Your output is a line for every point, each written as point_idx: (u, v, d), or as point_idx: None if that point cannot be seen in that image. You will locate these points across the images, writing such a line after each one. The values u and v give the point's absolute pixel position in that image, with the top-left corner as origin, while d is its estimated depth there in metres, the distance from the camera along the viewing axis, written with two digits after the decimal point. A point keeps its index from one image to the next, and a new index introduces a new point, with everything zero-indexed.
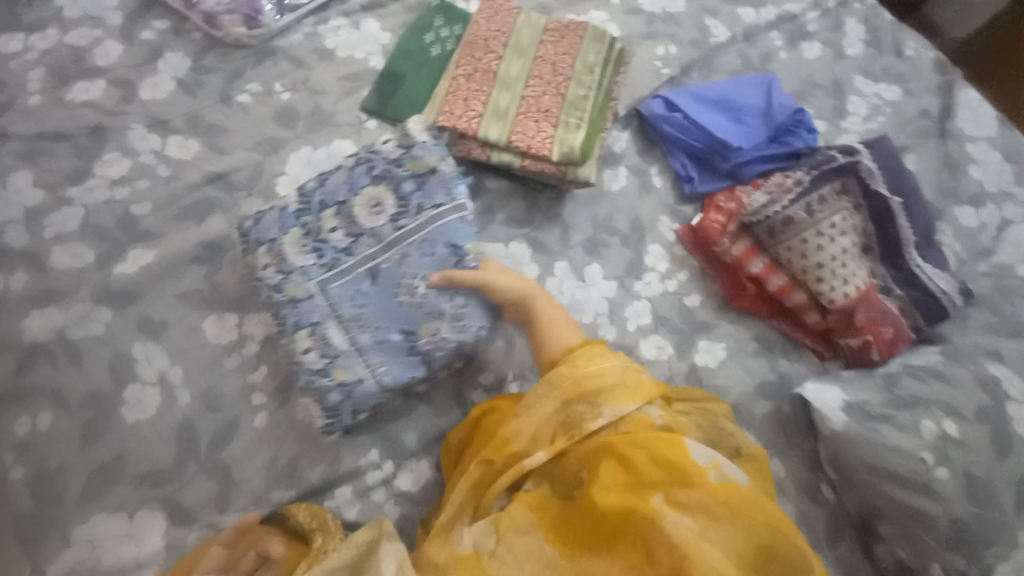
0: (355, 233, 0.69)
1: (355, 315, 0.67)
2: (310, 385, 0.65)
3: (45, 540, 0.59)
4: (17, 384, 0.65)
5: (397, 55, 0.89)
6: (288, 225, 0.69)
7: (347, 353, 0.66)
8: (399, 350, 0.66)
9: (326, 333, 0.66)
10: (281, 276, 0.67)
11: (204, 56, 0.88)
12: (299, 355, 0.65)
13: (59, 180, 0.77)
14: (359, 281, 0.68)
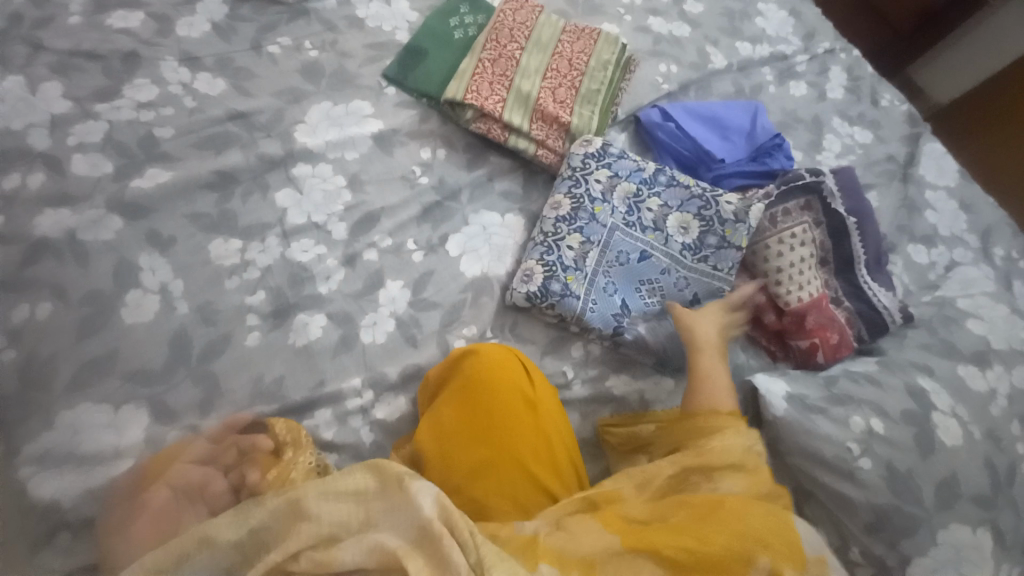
0: (661, 228, 0.83)
1: (607, 261, 0.81)
2: (548, 272, 0.79)
3: (27, 421, 0.61)
4: (21, 273, 0.67)
5: (422, 32, 0.96)
6: (637, 184, 0.85)
7: (581, 276, 0.80)
8: (611, 307, 0.79)
9: (587, 252, 0.81)
10: (595, 196, 0.84)
11: (241, 6, 0.94)
12: (551, 253, 0.80)
13: (87, 95, 0.80)
14: (622, 239, 0.82)
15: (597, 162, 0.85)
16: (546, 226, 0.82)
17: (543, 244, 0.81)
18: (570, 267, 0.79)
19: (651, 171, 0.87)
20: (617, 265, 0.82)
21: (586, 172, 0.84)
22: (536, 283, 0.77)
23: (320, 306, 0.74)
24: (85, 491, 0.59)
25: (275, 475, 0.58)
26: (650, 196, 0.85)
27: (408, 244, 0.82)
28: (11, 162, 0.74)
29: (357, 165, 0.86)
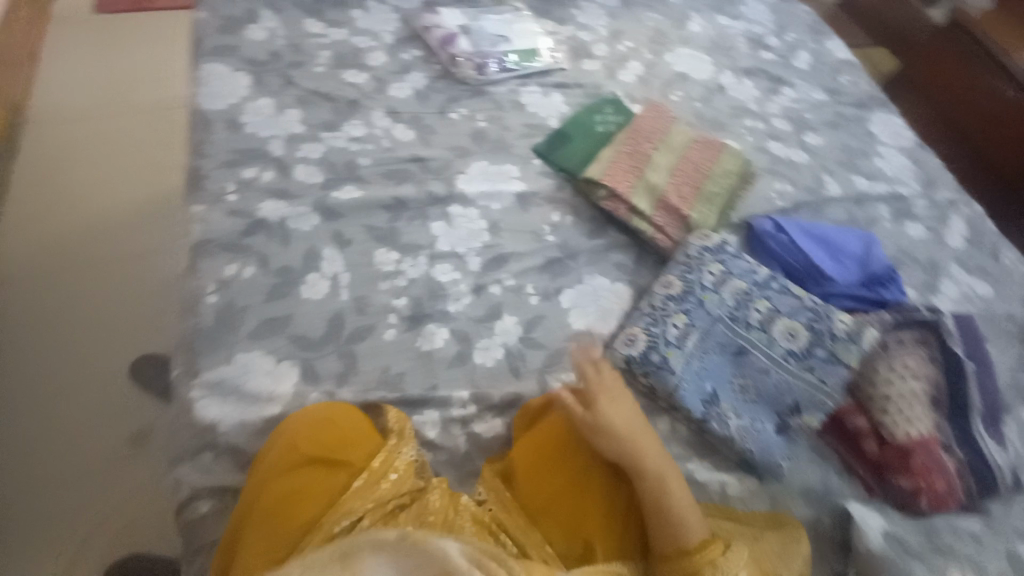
0: (766, 329, 0.85)
1: (706, 349, 0.84)
2: (649, 344, 0.83)
3: (212, 353, 0.76)
4: (240, 240, 0.87)
5: (571, 122, 1.14)
6: (749, 283, 0.89)
7: (680, 356, 0.83)
8: (703, 393, 0.81)
9: (689, 334, 0.84)
10: (705, 285, 0.89)
11: (437, 80, 1.19)
12: (654, 328, 0.85)
13: (317, 124, 1.05)
14: (724, 331, 0.85)
15: (712, 256, 0.92)
16: (654, 301, 0.88)
17: (649, 318, 0.86)
18: (672, 343, 0.83)
19: (764, 274, 0.90)
20: (715, 354, 0.84)
21: (701, 262, 0.91)
22: (637, 348, 0.83)
23: (446, 321, 0.85)
24: (238, 422, 0.71)
25: (380, 465, 0.65)
26: (760, 298, 0.88)
27: (527, 288, 0.92)
28: (255, 159, 0.97)
29: (498, 214, 1.01)
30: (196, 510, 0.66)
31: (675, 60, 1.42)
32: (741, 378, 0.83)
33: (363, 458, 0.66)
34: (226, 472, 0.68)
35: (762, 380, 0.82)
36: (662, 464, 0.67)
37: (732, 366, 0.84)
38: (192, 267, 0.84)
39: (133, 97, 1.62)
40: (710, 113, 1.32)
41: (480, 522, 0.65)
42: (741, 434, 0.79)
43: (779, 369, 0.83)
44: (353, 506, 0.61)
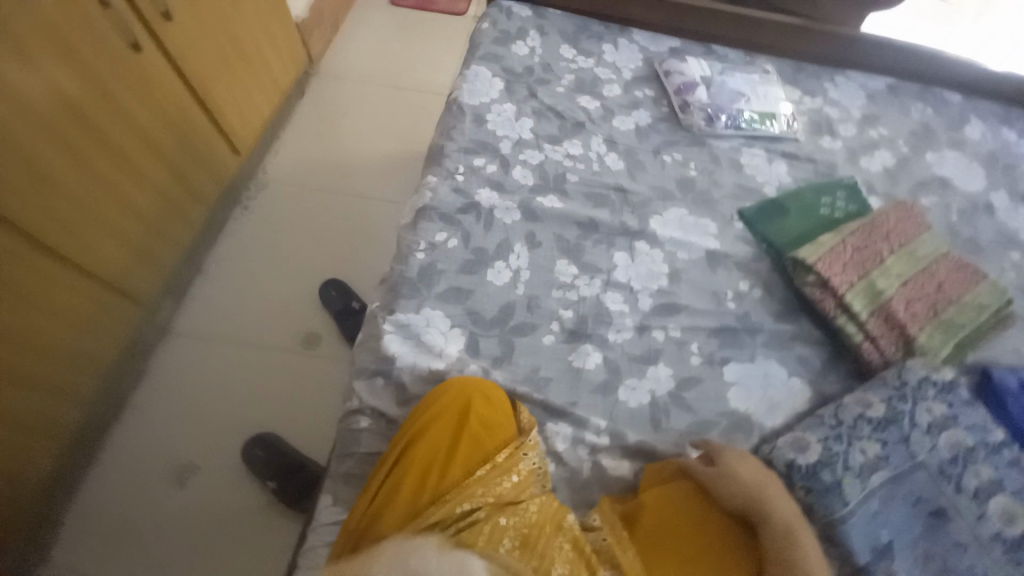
0: (983, 502, 0.69)
1: (895, 494, 0.70)
2: (827, 457, 0.71)
3: (407, 298, 0.89)
4: (454, 215, 1.01)
5: (792, 196, 1.07)
6: (975, 441, 0.73)
7: (862, 487, 0.69)
8: (875, 542, 0.67)
9: (880, 468, 0.71)
10: (916, 422, 0.74)
11: (661, 122, 1.22)
12: (837, 442, 0.73)
13: (543, 135, 1.16)
14: (923, 484, 0.71)
15: (935, 391, 0.76)
16: (844, 414, 0.76)
17: (833, 429, 0.74)
18: (853, 471, 0.70)
19: (998, 437, 0.74)
20: (903, 505, 0.69)
21: (919, 394, 0.76)
22: (806, 458, 0.72)
23: (603, 347, 0.87)
24: (411, 363, 0.81)
25: (506, 460, 0.65)
26: (985, 462, 0.71)
27: (692, 346, 0.89)
28: (485, 151, 1.11)
29: (683, 264, 0.99)
30: (356, 423, 0.78)
31: (936, 161, 1.23)
32: (927, 544, 0.68)
33: (491, 447, 0.66)
34: (388, 401, 0.79)
35: (957, 558, 0.66)
36: (794, 519, 0.62)
37: (920, 526, 0.69)
38: (414, 225, 0.99)
39: (402, 95, 2.05)
40: (965, 231, 1.11)
41: (578, 551, 0.60)
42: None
43: (981, 551, 0.66)
44: (475, 494, 0.61)
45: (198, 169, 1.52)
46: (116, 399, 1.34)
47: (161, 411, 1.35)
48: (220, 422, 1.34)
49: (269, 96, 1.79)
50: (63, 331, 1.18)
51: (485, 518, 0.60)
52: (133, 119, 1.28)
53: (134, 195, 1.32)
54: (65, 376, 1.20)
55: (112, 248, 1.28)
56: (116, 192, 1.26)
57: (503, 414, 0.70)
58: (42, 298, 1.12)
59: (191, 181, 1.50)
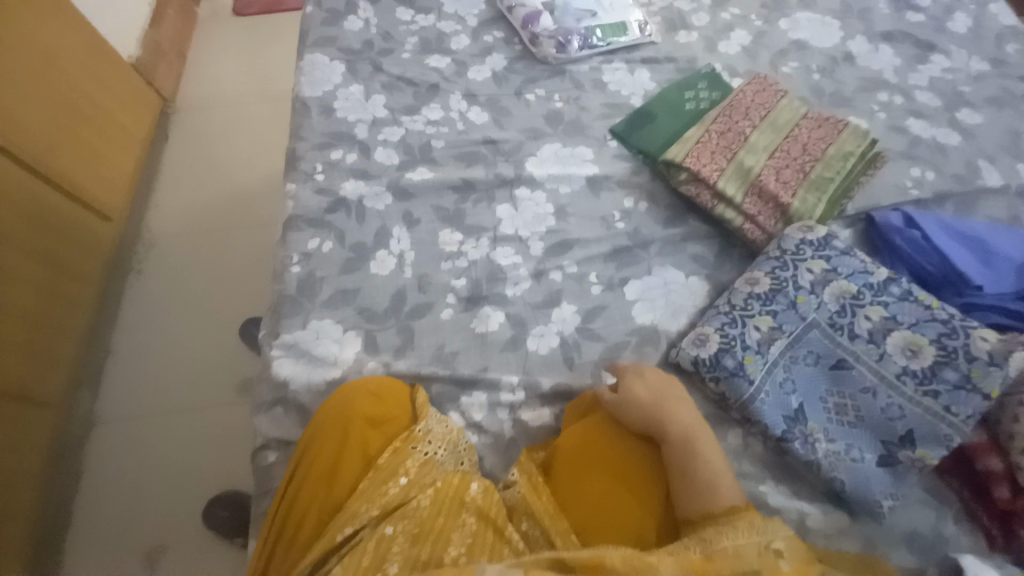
0: (876, 340, 0.71)
1: (794, 358, 0.73)
2: (727, 342, 0.73)
3: (290, 317, 0.83)
4: (323, 217, 0.94)
5: (656, 101, 1.06)
6: (857, 283, 0.76)
7: (763, 360, 0.72)
8: (785, 409, 0.70)
9: (777, 337, 0.74)
10: (802, 285, 0.77)
11: (517, 62, 1.17)
12: (735, 326, 0.75)
13: (399, 108, 1.09)
14: (818, 340, 0.73)
15: (814, 247, 0.79)
16: (736, 298, 0.78)
17: (730, 313, 0.76)
18: (752, 348, 0.73)
19: (881, 276, 0.76)
20: (803, 366, 0.72)
21: (798, 257, 0.78)
22: (708, 350, 0.73)
23: (503, 304, 0.85)
24: (307, 381, 0.77)
25: (389, 462, 0.62)
26: (873, 304, 0.74)
27: (590, 276, 0.87)
28: (341, 142, 1.04)
29: (567, 198, 0.96)
30: (265, 459, 0.73)
31: (791, 27, 1.23)
32: (837, 397, 0.71)
33: (380, 447, 0.63)
34: (293, 426, 0.75)
35: (860, 400, 0.69)
36: (697, 424, 0.62)
37: (826, 381, 0.72)
38: (283, 239, 0.93)
39: (271, 108, 1.91)
40: (830, 85, 1.13)
41: (484, 518, 0.59)
42: (830, 461, 0.67)
43: (890, 390, 0.69)
44: (356, 512, 0.57)
45: (72, 249, 1.38)
46: (54, 508, 1.24)
47: (106, 505, 1.27)
48: (172, 497, 1.27)
49: (127, 149, 1.62)
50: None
51: (370, 532, 0.56)
52: None
53: (7, 298, 1.19)
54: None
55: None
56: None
57: (393, 407, 0.67)
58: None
59: (68, 267, 1.36)
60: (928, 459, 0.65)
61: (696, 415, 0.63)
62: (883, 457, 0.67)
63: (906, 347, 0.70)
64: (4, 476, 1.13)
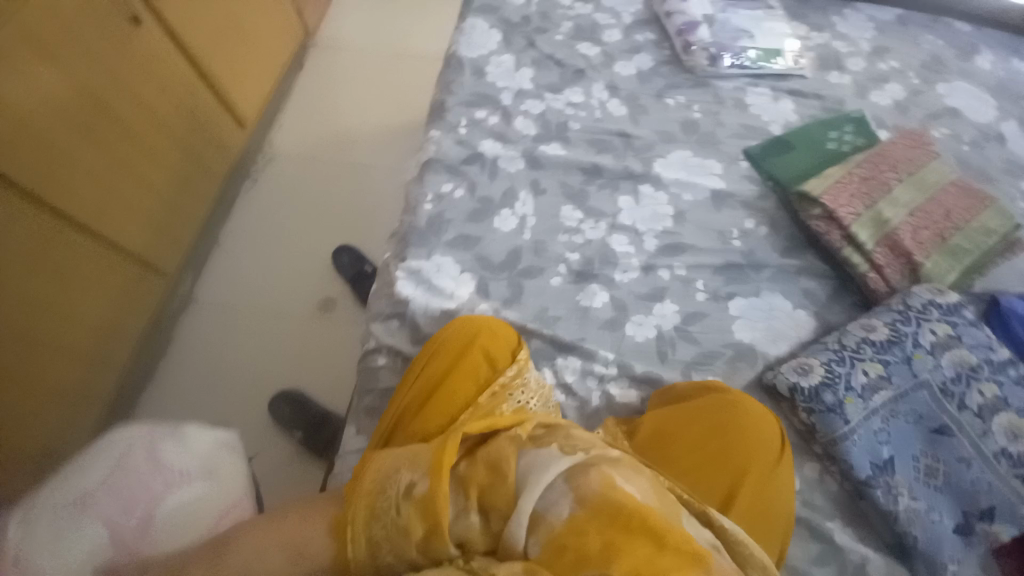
0: (981, 415, 0.72)
1: (895, 411, 0.74)
2: (835, 377, 0.75)
3: (417, 247, 0.91)
4: (460, 167, 1.02)
5: (797, 133, 1.07)
6: (977, 356, 0.76)
7: (864, 404, 0.74)
8: (874, 454, 0.71)
9: (881, 388, 0.75)
10: (919, 344, 0.77)
11: (663, 65, 1.20)
12: (845, 368, 0.76)
13: (544, 85, 1.15)
14: (924, 401, 0.74)
15: (942, 314, 0.79)
16: (847, 340, 0.79)
17: (842, 354, 0.78)
18: (855, 390, 0.74)
19: (1004, 359, 0.76)
20: (902, 420, 0.73)
21: (923, 316, 0.79)
22: (809, 380, 0.75)
23: (609, 287, 0.89)
24: (424, 306, 0.84)
25: (489, 400, 0.66)
26: (989, 380, 0.74)
27: (698, 283, 0.90)
28: (487, 104, 1.11)
29: (688, 204, 0.99)
30: (374, 363, 0.82)
31: (948, 93, 1.20)
32: (928, 459, 0.71)
33: (486, 381, 0.68)
34: (403, 342, 0.83)
35: (953, 467, 0.70)
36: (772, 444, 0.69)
37: (922, 442, 0.73)
38: (420, 177, 1.00)
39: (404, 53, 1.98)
40: (979, 159, 1.09)
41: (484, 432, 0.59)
42: (908, 516, 0.68)
43: (984, 465, 0.70)
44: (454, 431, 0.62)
45: (207, 142, 1.40)
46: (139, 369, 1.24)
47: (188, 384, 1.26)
48: (239, 393, 1.25)
49: (263, 61, 1.62)
50: (82, 301, 1.08)
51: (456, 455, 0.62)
52: (146, 98, 1.19)
53: (145, 173, 1.21)
54: (87, 342, 1.10)
55: (130, 222, 1.17)
56: (131, 173, 1.17)
57: (500, 351, 0.70)
58: (49, 279, 1.01)
59: (205, 162, 1.41)
60: (1002, 537, 0.67)
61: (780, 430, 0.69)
62: (959, 525, 0.68)
63: (1008, 429, 0.71)
64: (112, 331, 1.15)
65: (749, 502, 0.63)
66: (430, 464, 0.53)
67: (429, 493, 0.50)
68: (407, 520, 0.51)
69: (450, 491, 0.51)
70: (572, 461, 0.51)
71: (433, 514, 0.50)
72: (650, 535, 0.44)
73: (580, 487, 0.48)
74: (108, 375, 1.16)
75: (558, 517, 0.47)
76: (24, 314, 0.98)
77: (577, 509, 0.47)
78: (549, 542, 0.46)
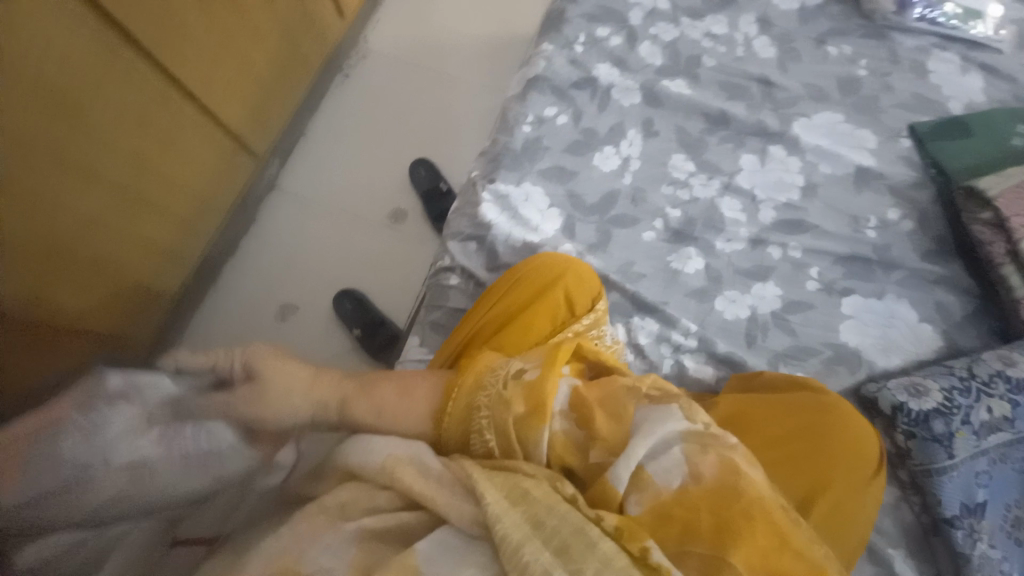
0: None
1: (1004, 457, 0.65)
2: (953, 406, 0.65)
3: (508, 170, 0.85)
4: (569, 90, 0.92)
5: (980, 116, 0.86)
6: None
7: (975, 441, 0.64)
8: (969, 494, 0.63)
9: (999, 429, 0.65)
10: None
11: (834, 5, 0.99)
12: (967, 399, 0.66)
13: (683, 8, 0.99)
14: None
15: None
16: (980, 368, 0.68)
17: (968, 384, 0.67)
18: (971, 425, 0.65)
19: None
20: (1008, 468, 0.65)
21: None
22: (920, 403, 0.66)
23: (707, 254, 0.80)
24: (505, 233, 0.80)
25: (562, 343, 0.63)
26: None
27: (810, 270, 0.79)
28: (614, 21, 0.97)
29: (822, 178, 0.85)
30: (445, 282, 0.81)
31: None
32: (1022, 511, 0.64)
33: (561, 324, 0.65)
34: (478, 266, 0.80)
35: None
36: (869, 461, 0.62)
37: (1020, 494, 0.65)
38: (523, 94, 0.91)
39: None
40: None
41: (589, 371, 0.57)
42: (981, 562, 0.62)
43: None
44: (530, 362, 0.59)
45: (307, 31, 1.36)
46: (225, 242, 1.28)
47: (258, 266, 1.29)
48: (306, 281, 1.29)
49: None
50: (185, 170, 1.08)
51: None
52: None
53: (243, 49, 1.16)
54: (185, 209, 1.11)
55: (231, 99, 1.15)
56: (237, 47, 1.13)
57: (580, 298, 0.66)
58: (161, 142, 1.00)
59: (301, 49, 1.37)
60: None
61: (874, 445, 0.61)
62: None
63: None
64: (204, 204, 1.16)
65: (831, 508, 0.57)
66: (543, 359, 0.54)
67: (538, 379, 0.51)
68: (509, 396, 0.51)
69: (558, 384, 0.52)
70: (691, 428, 0.47)
71: (538, 399, 0.50)
72: (772, 529, 0.43)
73: (699, 466, 0.44)
74: (195, 241, 1.17)
75: (670, 487, 0.44)
76: (140, 176, 0.98)
77: (690, 485, 0.44)
78: (655, 506, 0.44)
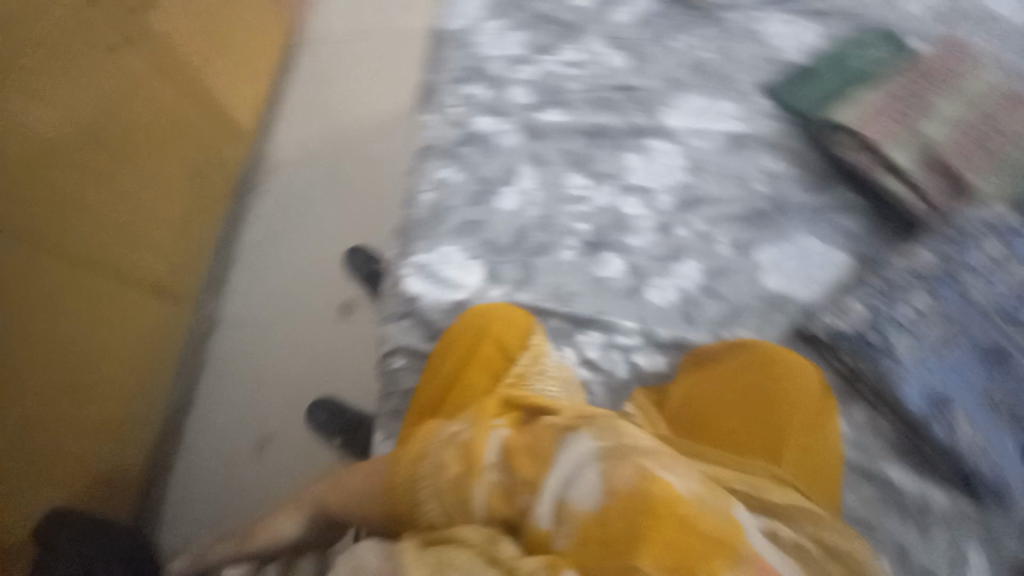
0: None
1: (949, 341, 0.66)
2: (878, 314, 0.70)
3: (422, 239, 0.88)
4: (456, 149, 0.97)
5: (822, 57, 0.95)
6: None
7: (911, 338, 0.68)
8: (927, 388, 0.65)
9: (930, 319, 0.68)
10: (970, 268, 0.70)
11: (661, 6, 1.11)
12: (888, 303, 0.71)
13: (535, 48, 1.08)
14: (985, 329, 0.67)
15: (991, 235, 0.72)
16: (889, 274, 0.73)
17: (883, 290, 0.72)
18: (901, 324, 0.69)
19: None
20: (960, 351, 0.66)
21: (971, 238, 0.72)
22: (847, 320, 0.71)
23: (625, 253, 0.84)
24: (436, 299, 0.83)
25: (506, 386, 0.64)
26: None
27: (719, 237, 0.84)
28: (479, 77, 1.05)
29: (702, 153, 0.92)
30: (393, 363, 0.81)
31: None
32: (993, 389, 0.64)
33: (502, 369, 0.66)
34: (419, 337, 0.82)
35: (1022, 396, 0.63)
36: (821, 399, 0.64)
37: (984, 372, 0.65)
38: (417, 166, 0.97)
39: None
40: None
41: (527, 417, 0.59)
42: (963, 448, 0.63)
43: None
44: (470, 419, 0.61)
45: (218, 167, 1.32)
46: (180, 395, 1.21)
47: None
48: None
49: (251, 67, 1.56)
50: (114, 340, 1.02)
51: None
52: (157, 134, 1.09)
53: (153, 208, 1.09)
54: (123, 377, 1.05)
55: (150, 255, 1.10)
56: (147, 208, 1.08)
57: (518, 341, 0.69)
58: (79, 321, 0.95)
59: (215, 184, 1.32)
60: None
61: (813, 382, 0.64)
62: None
63: None
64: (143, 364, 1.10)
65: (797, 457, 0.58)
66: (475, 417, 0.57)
67: (468, 437, 0.54)
68: (442, 463, 0.54)
69: (488, 437, 0.54)
70: (600, 447, 0.49)
71: (468, 456, 0.53)
72: (680, 525, 0.43)
73: (612, 478, 0.45)
74: (141, 404, 1.10)
75: (583, 509, 0.45)
76: (64, 364, 0.92)
77: (607, 501, 0.45)
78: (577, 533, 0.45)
